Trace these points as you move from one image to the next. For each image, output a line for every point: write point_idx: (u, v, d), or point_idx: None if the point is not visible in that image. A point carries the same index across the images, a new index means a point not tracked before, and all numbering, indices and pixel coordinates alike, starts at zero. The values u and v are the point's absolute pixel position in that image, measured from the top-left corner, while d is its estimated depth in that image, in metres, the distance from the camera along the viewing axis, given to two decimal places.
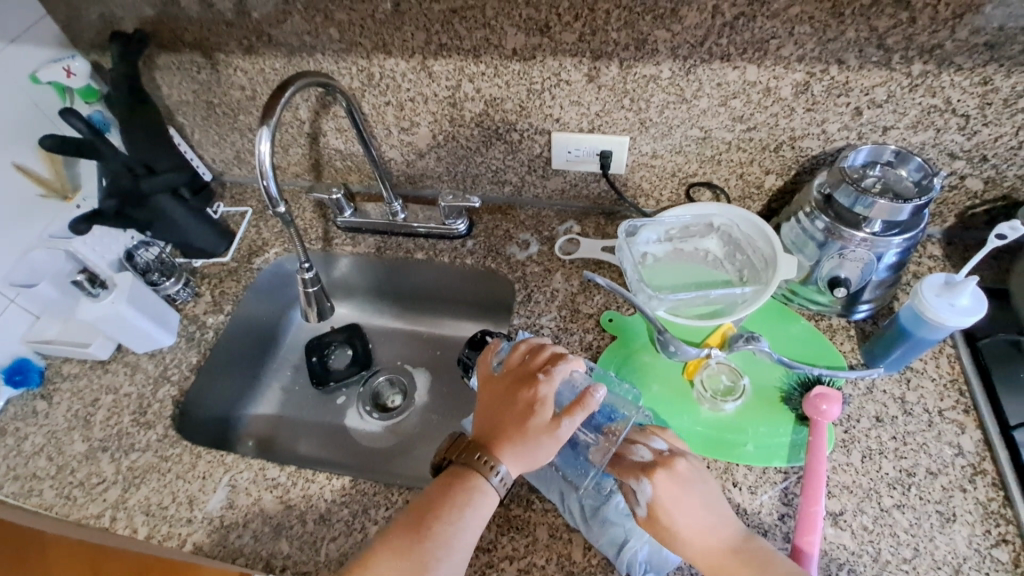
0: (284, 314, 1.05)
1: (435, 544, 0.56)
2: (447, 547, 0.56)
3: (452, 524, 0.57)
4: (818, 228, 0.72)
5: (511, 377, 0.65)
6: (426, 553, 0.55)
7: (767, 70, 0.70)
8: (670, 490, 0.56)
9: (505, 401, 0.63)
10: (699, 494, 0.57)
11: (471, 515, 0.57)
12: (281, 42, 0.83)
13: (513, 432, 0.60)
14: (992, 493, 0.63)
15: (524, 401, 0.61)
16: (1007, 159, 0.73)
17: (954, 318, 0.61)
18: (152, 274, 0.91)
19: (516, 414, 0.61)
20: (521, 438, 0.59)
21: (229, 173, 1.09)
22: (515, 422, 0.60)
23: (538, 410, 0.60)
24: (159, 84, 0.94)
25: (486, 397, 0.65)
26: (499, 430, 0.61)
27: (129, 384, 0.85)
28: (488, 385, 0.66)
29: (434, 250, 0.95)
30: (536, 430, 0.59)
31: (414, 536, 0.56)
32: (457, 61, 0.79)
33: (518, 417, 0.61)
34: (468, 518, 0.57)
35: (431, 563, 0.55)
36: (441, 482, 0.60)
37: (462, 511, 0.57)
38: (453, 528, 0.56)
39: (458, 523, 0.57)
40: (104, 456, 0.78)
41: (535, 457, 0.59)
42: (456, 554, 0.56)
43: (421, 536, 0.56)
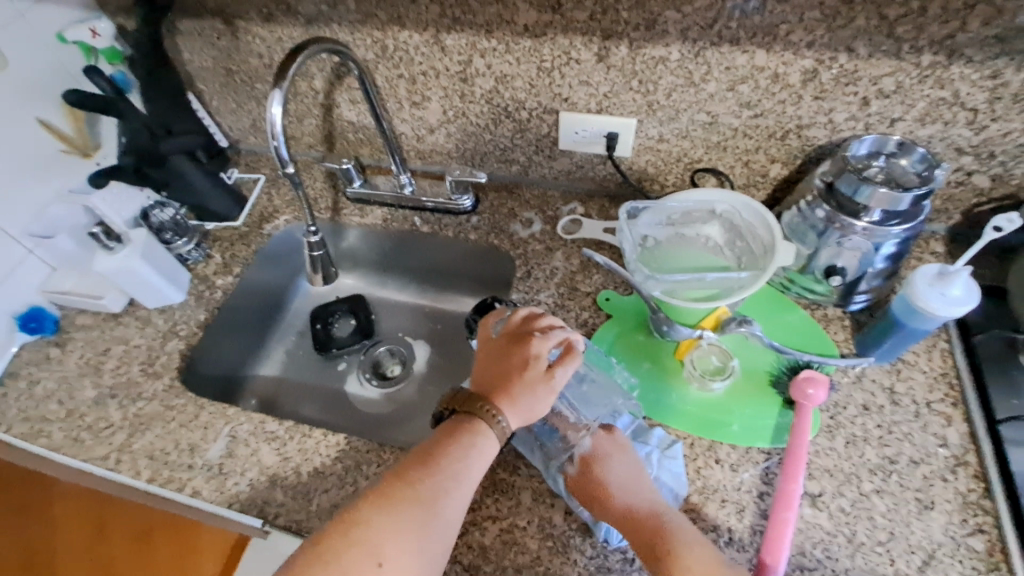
0: (291, 281, 1.07)
1: (443, 478, 0.56)
2: (455, 483, 0.56)
3: (460, 461, 0.57)
4: (818, 216, 0.72)
5: (506, 338, 0.67)
6: (438, 487, 0.55)
7: (775, 55, 0.71)
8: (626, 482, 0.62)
9: (502, 358, 0.65)
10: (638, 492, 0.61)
11: (475, 455, 0.58)
12: (300, 11, 0.84)
13: (510, 384, 0.62)
14: (973, 484, 0.63)
15: (519, 357, 0.63)
16: (1014, 157, 0.73)
17: (946, 308, 0.62)
18: (165, 234, 0.93)
19: (512, 369, 0.63)
20: (519, 390, 0.61)
21: (245, 142, 1.11)
22: (512, 375, 0.62)
23: (533, 364, 0.63)
24: (180, 49, 0.96)
25: (480, 359, 0.67)
26: (499, 383, 0.62)
27: (140, 337, 0.89)
28: (485, 347, 0.68)
29: (439, 224, 0.97)
30: (532, 383, 0.62)
31: (425, 469, 0.56)
32: (470, 35, 0.80)
33: (514, 369, 0.63)
34: (474, 457, 0.58)
35: (441, 495, 0.55)
36: (444, 428, 0.60)
37: (469, 448, 0.58)
38: (461, 465, 0.57)
39: (467, 459, 0.57)
40: (112, 403, 0.82)
41: (533, 409, 0.61)
42: (462, 489, 0.56)
43: (431, 469, 0.56)
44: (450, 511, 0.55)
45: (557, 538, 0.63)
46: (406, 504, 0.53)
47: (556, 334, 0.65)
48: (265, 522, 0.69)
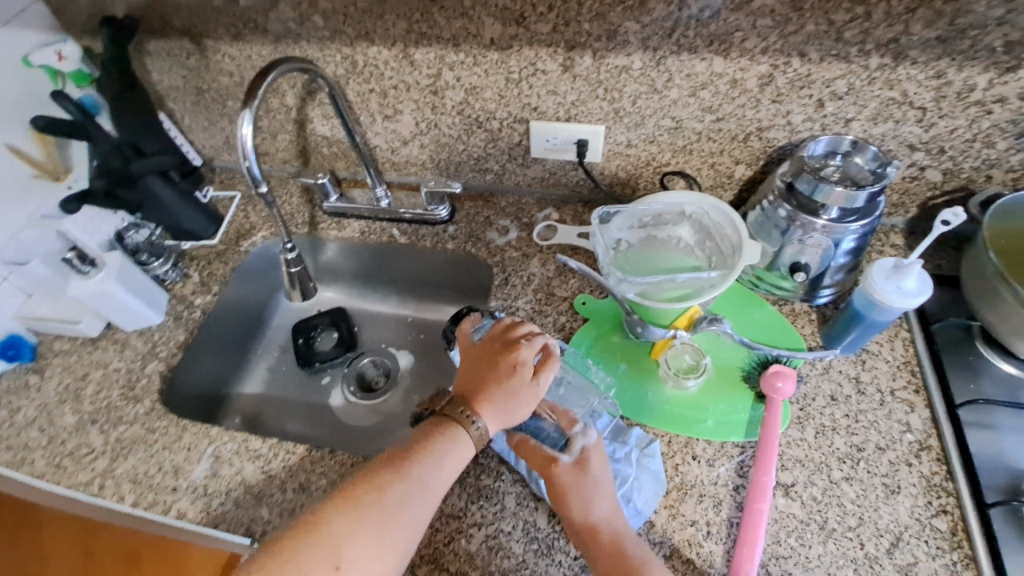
0: (271, 297, 1.07)
1: (411, 484, 0.56)
2: (422, 489, 0.56)
3: (429, 467, 0.58)
4: (781, 216, 0.75)
5: (488, 345, 0.68)
6: (404, 493, 0.56)
7: (732, 62, 0.73)
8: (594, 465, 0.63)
9: (484, 364, 0.66)
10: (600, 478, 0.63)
11: (446, 462, 0.59)
12: (267, 29, 0.85)
13: (491, 391, 0.63)
14: (935, 467, 0.65)
15: (500, 362, 0.65)
16: (963, 151, 0.76)
17: (901, 301, 0.64)
18: (141, 255, 0.93)
19: (494, 375, 0.64)
20: (499, 397, 0.63)
21: (219, 159, 1.11)
22: (493, 381, 0.63)
23: (515, 372, 0.64)
24: (149, 69, 0.96)
25: (463, 365, 0.68)
26: (480, 390, 0.63)
27: (118, 360, 0.88)
28: (467, 353, 0.69)
29: (417, 235, 0.98)
30: (513, 390, 0.63)
31: (393, 476, 0.57)
32: (438, 49, 0.81)
33: (495, 376, 0.64)
34: (444, 463, 0.59)
35: (406, 501, 0.55)
36: (420, 431, 0.61)
37: (438, 454, 0.59)
38: (429, 471, 0.58)
39: (437, 466, 0.58)
40: (94, 428, 0.81)
41: (512, 415, 0.62)
42: (428, 496, 0.57)
43: (400, 475, 0.57)
44: (415, 515, 0.56)
45: (541, 541, 0.65)
46: (371, 508, 0.54)
47: (537, 339, 0.67)
48: (253, 540, 0.69)
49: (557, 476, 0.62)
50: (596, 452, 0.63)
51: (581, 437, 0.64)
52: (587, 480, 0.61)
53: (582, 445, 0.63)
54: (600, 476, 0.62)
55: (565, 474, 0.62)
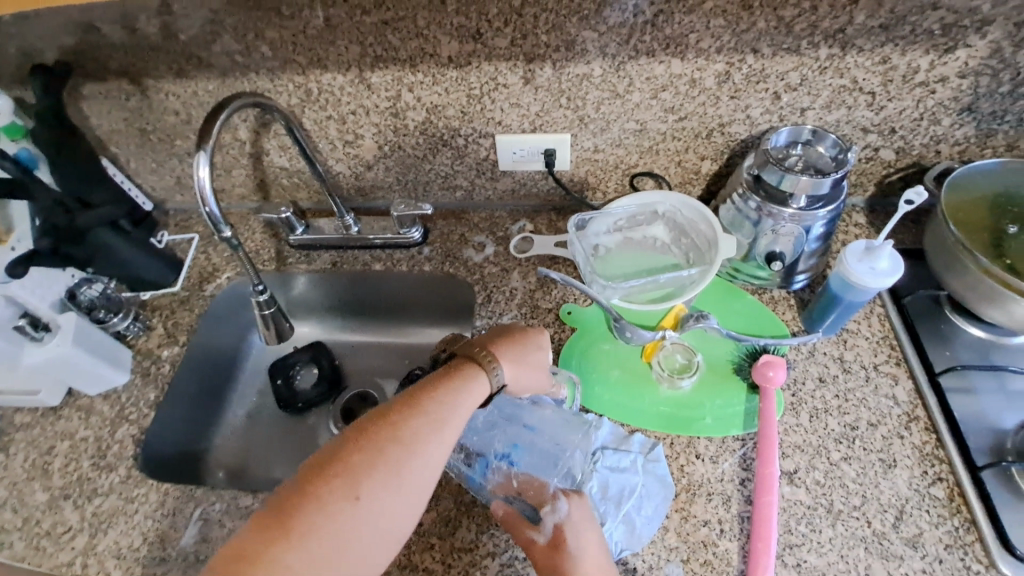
0: (244, 339, 1.02)
1: (428, 419, 0.53)
2: (440, 424, 0.54)
3: (447, 405, 0.55)
4: (751, 207, 0.76)
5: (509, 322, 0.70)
6: (419, 430, 0.53)
7: (690, 62, 0.74)
8: (574, 531, 0.57)
9: (509, 329, 0.67)
10: (589, 550, 0.57)
11: (465, 400, 0.56)
12: (213, 63, 0.81)
13: (516, 348, 0.64)
14: (926, 436, 0.68)
15: (527, 332, 0.67)
16: (912, 130, 0.79)
17: (876, 281, 0.66)
18: (97, 312, 0.87)
19: (521, 338, 0.65)
20: (522, 355, 0.64)
21: (172, 201, 1.05)
22: (520, 341, 0.65)
23: (540, 343, 0.67)
24: (87, 115, 0.90)
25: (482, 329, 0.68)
26: (505, 343, 0.64)
27: (85, 428, 0.82)
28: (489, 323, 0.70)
29: (391, 260, 0.96)
30: (533, 356, 0.65)
31: (408, 409, 0.54)
32: (395, 71, 0.79)
33: (522, 339, 0.65)
34: (463, 401, 0.56)
35: (423, 436, 0.52)
36: (438, 370, 0.59)
37: (455, 391, 0.56)
38: (446, 408, 0.55)
39: (454, 403, 0.55)
40: (67, 505, 0.75)
41: (523, 379, 0.63)
42: (447, 431, 0.54)
43: (417, 409, 0.54)
44: (434, 450, 0.53)
45: None
46: (387, 443, 0.51)
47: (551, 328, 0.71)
48: None
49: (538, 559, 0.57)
50: (570, 524, 0.57)
51: (550, 510, 0.58)
52: (566, 560, 0.55)
53: (553, 522, 0.58)
54: (582, 548, 0.56)
55: (544, 557, 0.57)
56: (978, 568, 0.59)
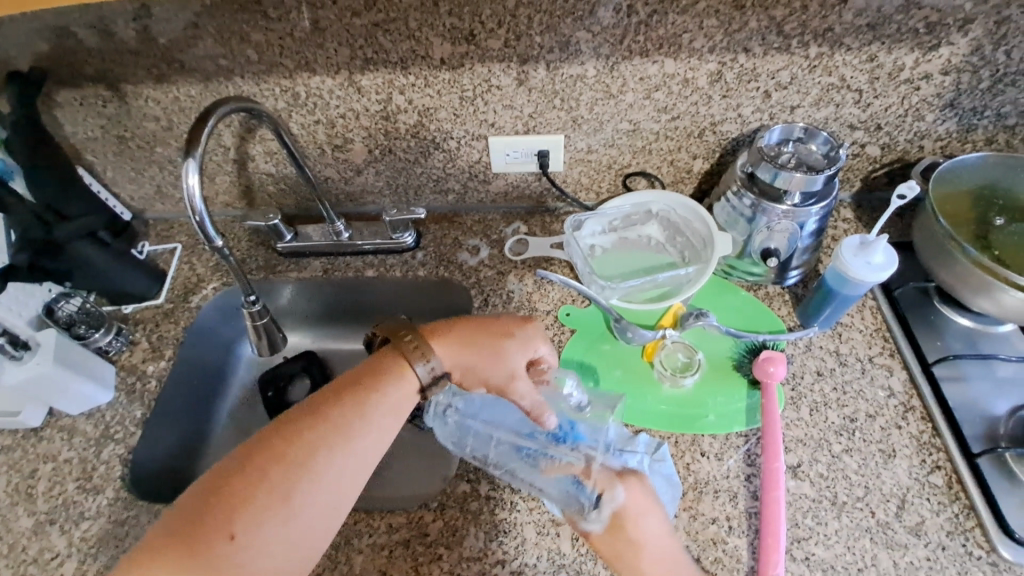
0: (231, 350, 0.99)
1: (324, 442, 0.55)
2: (339, 448, 0.55)
3: (347, 425, 0.56)
4: (746, 204, 0.77)
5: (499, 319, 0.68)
6: (313, 449, 0.54)
7: (683, 62, 0.75)
8: (636, 514, 0.57)
9: (481, 329, 0.66)
10: (652, 527, 0.57)
11: (371, 418, 0.58)
12: (196, 67, 0.78)
13: (470, 349, 0.65)
14: (922, 426, 0.69)
15: (493, 334, 0.66)
16: (897, 126, 0.81)
17: (871, 274, 0.68)
18: (77, 328, 0.84)
19: (484, 341, 0.65)
20: (473, 357, 0.65)
21: (152, 210, 1.02)
22: (478, 344, 0.65)
23: (502, 349, 0.65)
24: (61, 122, 0.86)
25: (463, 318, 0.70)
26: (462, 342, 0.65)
27: (69, 450, 0.78)
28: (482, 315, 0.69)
29: (384, 266, 0.94)
30: (488, 361, 0.65)
31: (303, 429, 0.55)
32: (386, 73, 0.78)
33: (484, 342, 0.65)
34: (367, 421, 0.57)
35: (314, 461, 0.53)
36: (355, 376, 0.61)
37: (365, 407, 0.58)
38: (346, 430, 0.56)
39: (355, 424, 0.57)
40: (52, 530, 0.72)
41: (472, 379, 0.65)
42: (345, 454, 0.55)
43: (314, 429, 0.55)
44: (329, 475, 0.54)
45: (568, 567, 0.63)
46: (275, 470, 0.52)
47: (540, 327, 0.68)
48: None
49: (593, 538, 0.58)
50: (628, 512, 0.57)
51: (606, 498, 0.57)
52: (630, 543, 0.56)
53: (610, 510, 0.56)
54: (640, 532, 0.57)
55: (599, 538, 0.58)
56: (979, 553, 0.61)
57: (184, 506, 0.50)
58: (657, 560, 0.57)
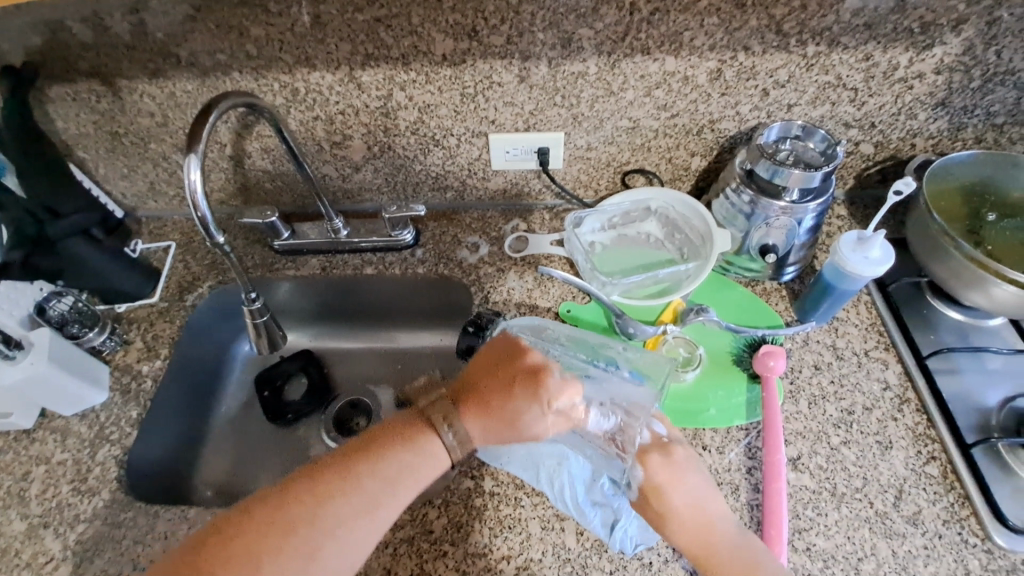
0: (227, 349, 0.98)
1: (356, 501, 0.52)
2: (370, 508, 0.52)
3: (380, 486, 0.53)
4: (744, 201, 0.78)
5: (516, 371, 0.59)
6: (346, 507, 0.52)
7: (683, 60, 0.75)
8: (663, 485, 0.59)
9: (500, 390, 0.58)
10: (683, 498, 0.58)
11: (402, 482, 0.54)
12: (193, 62, 0.77)
13: (495, 420, 0.57)
14: (917, 417, 0.71)
15: (514, 401, 0.57)
16: (890, 124, 0.83)
17: (869, 269, 0.69)
18: (70, 327, 0.82)
19: (505, 409, 0.57)
20: (498, 429, 0.57)
21: (144, 208, 1.00)
22: (501, 413, 0.57)
23: (527, 416, 0.57)
24: (51, 118, 0.85)
25: (480, 367, 0.61)
26: (484, 410, 0.57)
27: (62, 451, 0.77)
28: (496, 364, 0.61)
29: (383, 263, 0.93)
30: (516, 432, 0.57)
31: (337, 484, 0.52)
32: (387, 70, 0.78)
33: (505, 410, 0.57)
34: (401, 484, 0.54)
35: (343, 522, 0.51)
36: (389, 432, 0.57)
37: (400, 468, 0.54)
38: (379, 490, 0.53)
39: (388, 486, 0.54)
40: (47, 533, 0.70)
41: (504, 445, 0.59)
42: (375, 517, 0.53)
43: (347, 486, 0.53)
44: (357, 536, 0.52)
45: (574, 562, 0.63)
46: (302, 525, 0.50)
47: (555, 377, 0.59)
48: None
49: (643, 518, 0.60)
50: (657, 488, 0.58)
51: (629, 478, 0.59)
52: (659, 516, 0.58)
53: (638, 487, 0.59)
54: (678, 503, 0.58)
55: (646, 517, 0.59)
56: (974, 541, 0.62)
57: (205, 545, 0.49)
58: (705, 523, 0.58)
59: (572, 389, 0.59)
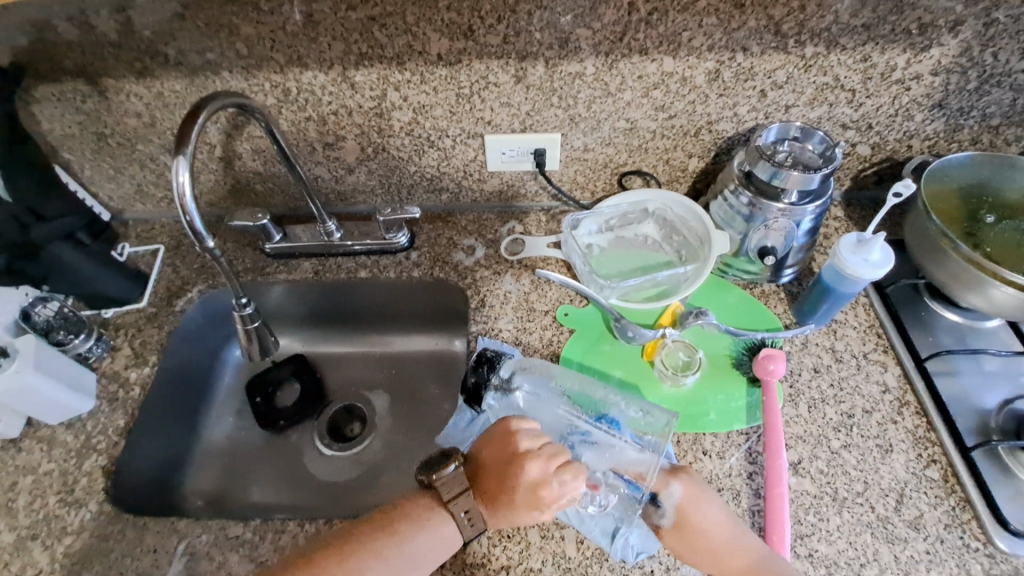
0: (218, 354, 0.96)
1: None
2: None
3: (404, 562, 0.56)
4: (743, 203, 0.77)
5: (524, 467, 0.58)
6: None
7: (682, 60, 0.75)
8: (693, 503, 0.60)
9: (508, 485, 0.58)
10: (712, 516, 0.60)
11: (424, 556, 0.57)
12: (182, 61, 0.75)
13: (503, 511, 0.59)
14: (917, 420, 0.70)
15: (520, 498, 0.58)
16: (887, 126, 0.82)
17: (869, 271, 0.68)
18: (55, 333, 0.80)
19: (513, 503, 0.58)
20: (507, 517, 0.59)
21: (131, 210, 0.98)
22: (509, 506, 0.58)
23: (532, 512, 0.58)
24: (35, 119, 0.82)
25: (492, 451, 0.61)
26: (492, 500, 0.59)
27: (47, 462, 0.75)
28: (507, 452, 0.60)
29: (377, 266, 0.92)
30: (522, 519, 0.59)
31: (366, 559, 0.56)
32: (381, 69, 0.76)
33: (512, 503, 0.58)
34: (423, 558, 0.57)
35: None
36: (410, 508, 0.59)
37: (422, 543, 0.57)
38: (404, 565, 0.56)
39: (412, 561, 0.57)
40: (31, 548, 0.68)
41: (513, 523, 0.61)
42: None
43: (376, 561, 0.56)
44: None
45: (574, 571, 0.62)
46: None
47: (555, 482, 0.57)
48: None
49: (666, 542, 0.60)
50: (688, 504, 0.60)
51: (664, 496, 0.60)
52: (691, 533, 0.59)
53: (671, 505, 0.60)
54: (706, 523, 0.59)
55: (671, 539, 0.60)
56: (976, 545, 0.62)
57: None
58: (729, 551, 0.58)
59: (572, 490, 0.57)
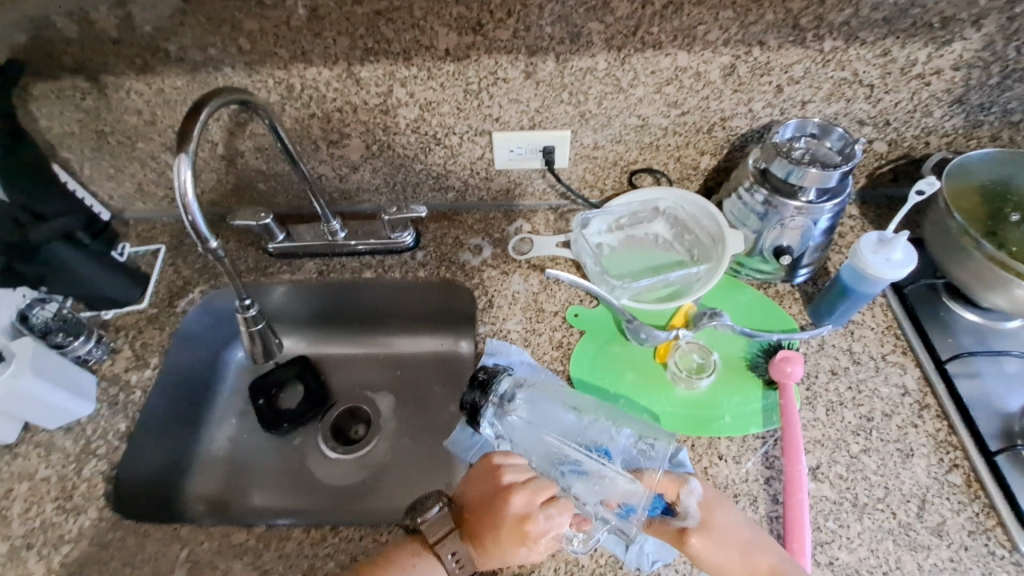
0: (220, 356, 0.94)
1: None
2: None
3: None
4: (758, 201, 0.75)
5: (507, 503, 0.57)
6: None
7: (696, 55, 0.73)
8: (712, 504, 0.60)
9: (493, 523, 0.57)
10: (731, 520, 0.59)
11: None
12: (183, 57, 0.73)
13: (490, 550, 0.57)
14: (938, 424, 0.69)
15: (506, 536, 0.56)
16: (905, 122, 0.80)
17: (890, 272, 0.67)
18: (53, 336, 0.78)
19: (500, 541, 0.56)
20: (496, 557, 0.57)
21: (132, 210, 0.96)
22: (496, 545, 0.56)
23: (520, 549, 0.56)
24: (32, 116, 0.80)
25: (476, 489, 0.60)
26: (479, 540, 0.57)
27: (46, 468, 0.73)
28: (491, 489, 0.59)
29: (382, 266, 0.90)
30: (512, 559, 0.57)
31: None
32: (387, 65, 0.74)
33: (499, 542, 0.56)
34: None
35: None
36: (400, 552, 0.58)
37: None
38: None
39: None
40: (28, 556, 0.67)
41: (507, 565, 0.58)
42: None
43: None
44: None
45: None
46: None
47: (540, 516, 0.56)
48: None
49: (694, 548, 0.57)
50: (709, 502, 0.60)
51: (686, 495, 0.59)
52: (713, 534, 0.57)
53: (694, 503, 0.59)
54: (728, 521, 0.59)
55: (699, 542, 0.57)
56: (1001, 552, 0.60)
57: None
58: (756, 550, 0.57)
59: (558, 524, 0.56)
